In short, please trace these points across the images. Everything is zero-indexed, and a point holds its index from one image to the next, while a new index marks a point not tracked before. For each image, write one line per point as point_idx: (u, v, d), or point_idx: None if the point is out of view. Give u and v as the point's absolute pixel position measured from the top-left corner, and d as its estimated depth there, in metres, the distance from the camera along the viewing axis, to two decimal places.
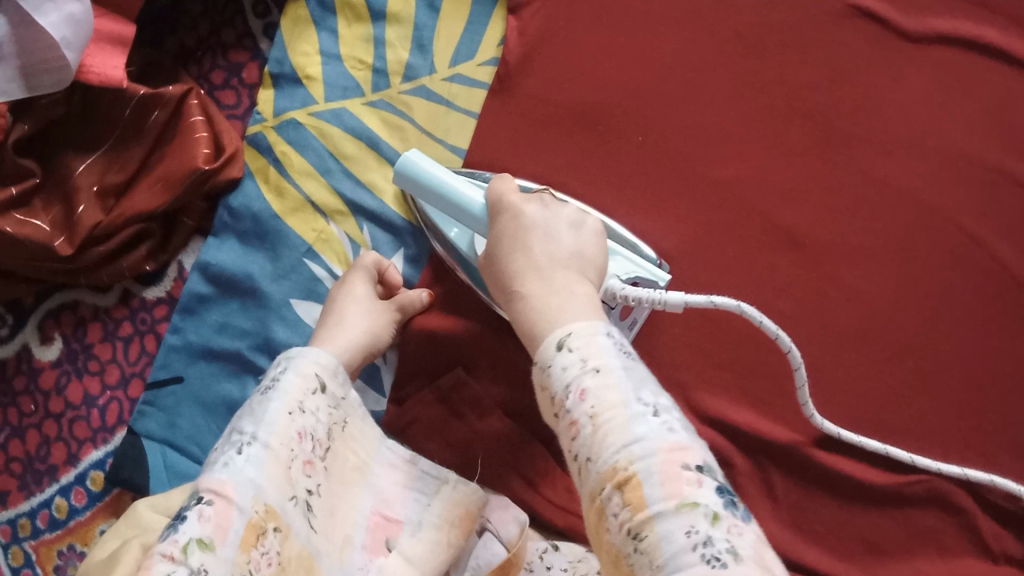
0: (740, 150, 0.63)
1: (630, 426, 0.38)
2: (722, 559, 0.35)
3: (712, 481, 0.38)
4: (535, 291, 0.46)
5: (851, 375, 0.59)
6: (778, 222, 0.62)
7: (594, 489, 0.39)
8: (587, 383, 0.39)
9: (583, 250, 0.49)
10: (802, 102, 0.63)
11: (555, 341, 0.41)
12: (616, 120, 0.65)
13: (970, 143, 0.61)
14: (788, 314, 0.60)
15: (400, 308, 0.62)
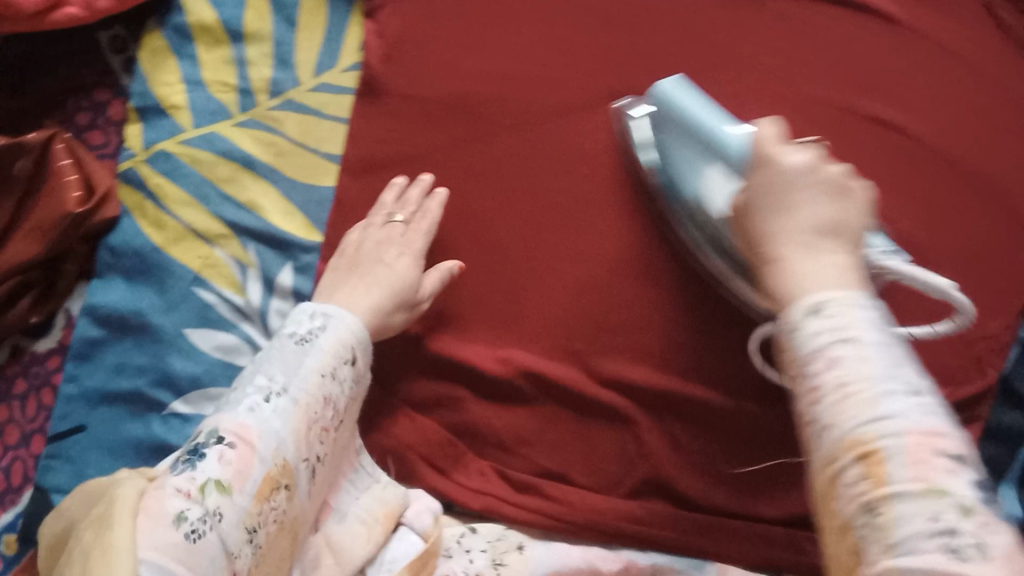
0: (604, 121, 0.65)
1: (880, 401, 0.34)
2: (965, 553, 0.31)
3: (967, 477, 0.33)
4: (795, 258, 0.40)
5: (734, 318, 0.61)
6: (651, 184, 0.64)
7: (827, 457, 0.35)
8: (838, 352, 0.35)
9: (838, 216, 0.42)
10: (655, 68, 0.65)
11: (809, 303, 0.38)
12: (485, 109, 0.66)
13: (818, 83, 0.63)
14: (670, 269, 0.63)
15: (434, 286, 0.61)
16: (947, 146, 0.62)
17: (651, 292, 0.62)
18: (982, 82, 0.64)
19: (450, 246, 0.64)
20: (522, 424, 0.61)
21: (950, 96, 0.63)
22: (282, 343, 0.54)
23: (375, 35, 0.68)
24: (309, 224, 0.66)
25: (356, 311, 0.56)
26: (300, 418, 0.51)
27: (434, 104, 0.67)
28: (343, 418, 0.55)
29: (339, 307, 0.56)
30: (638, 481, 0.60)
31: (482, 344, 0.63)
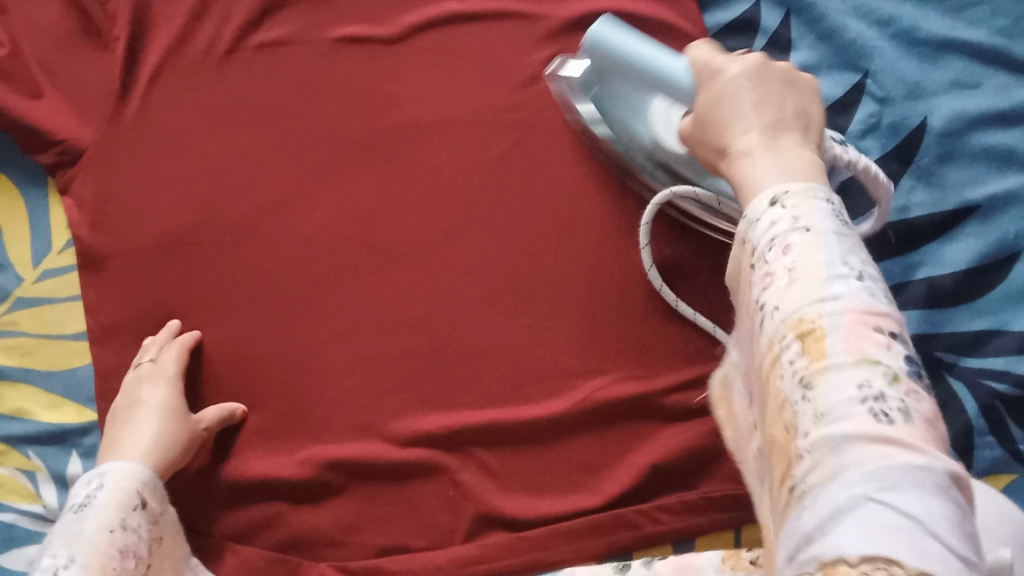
0: (314, 202, 0.66)
1: (828, 283, 0.34)
2: (891, 416, 0.30)
3: (905, 350, 0.32)
4: (755, 157, 0.40)
5: (497, 333, 0.62)
6: (376, 243, 0.65)
7: (772, 339, 0.34)
8: (793, 239, 0.35)
9: (803, 109, 0.42)
10: (340, 137, 0.67)
11: (770, 196, 0.38)
12: (202, 236, 0.66)
13: (486, 96, 0.66)
14: (425, 314, 0.63)
15: (209, 420, 0.61)
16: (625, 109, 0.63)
17: (415, 340, 0.63)
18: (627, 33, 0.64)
19: (218, 373, 0.64)
20: (343, 512, 0.61)
21: None
22: (65, 515, 0.54)
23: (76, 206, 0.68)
24: (82, 407, 0.66)
25: (131, 462, 0.56)
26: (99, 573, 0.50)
27: (152, 248, 0.66)
28: (152, 564, 0.53)
29: (113, 462, 0.56)
30: (472, 519, 0.59)
31: (279, 453, 0.62)
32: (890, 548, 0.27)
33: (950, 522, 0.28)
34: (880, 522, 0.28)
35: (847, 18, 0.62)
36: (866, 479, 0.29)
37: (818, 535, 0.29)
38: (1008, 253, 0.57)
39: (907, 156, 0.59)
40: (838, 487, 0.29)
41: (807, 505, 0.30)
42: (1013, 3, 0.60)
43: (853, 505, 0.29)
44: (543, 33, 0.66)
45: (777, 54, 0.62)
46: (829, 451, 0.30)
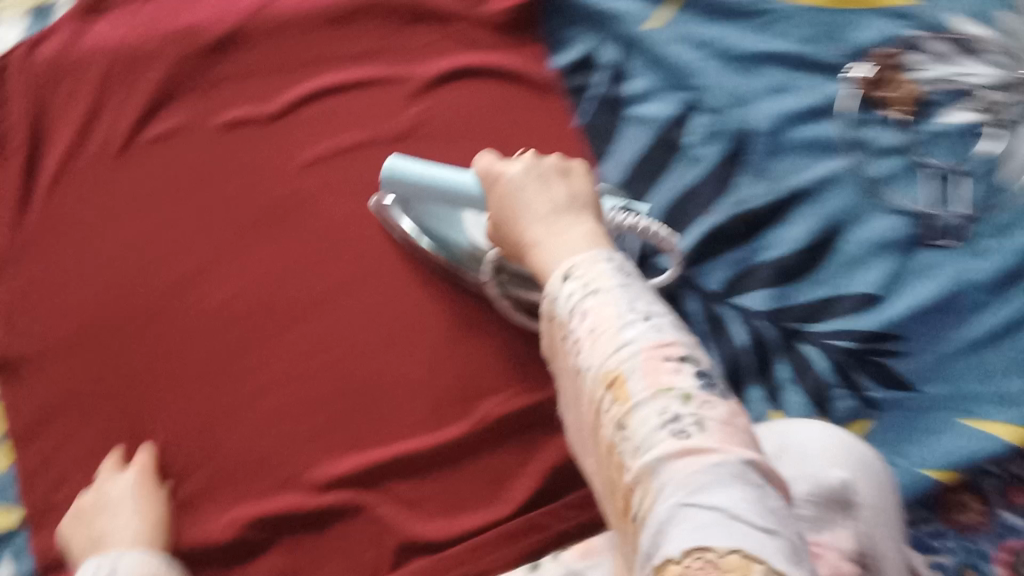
0: (219, 273, 0.69)
1: (623, 334, 0.41)
2: (688, 431, 0.37)
3: (693, 368, 0.39)
4: (545, 239, 0.51)
5: (402, 369, 0.66)
6: (281, 302, 0.68)
7: (591, 395, 0.41)
8: (587, 304, 0.43)
9: (575, 195, 0.54)
10: (238, 210, 0.70)
11: (562, 273, 0.45)
12: (114, 319, 0.69)
13: (369, 154, 0.70)
14: (334, 361, 0.67)
15: (167, 506, 0.63)
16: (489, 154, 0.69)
17: (326, 388, 0.66)
18: (488, 81, 0.70)
19: (141, 448, 0.66)
20: (272, 566, 0.62)
21: (475, 109, 0.70)
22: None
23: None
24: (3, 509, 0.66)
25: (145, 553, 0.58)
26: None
27: (67, 341, 0.69)
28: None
29: (120, 553, 0.57)
30: (394, 551, 0.61)
31: (205, 519, 0.63)
32: (707, 541, 0.33)
33: (759, 504, 0.35)
34: (697, 522, 0.34)
35: (673, 46, 0.69)
36: (679, 491, 0.35)
37: (652, 550, 0.34)
38: (836, 228, 0.64)
39: (740, 157, 0.66)
40: (661, 502, 0.35)
41: (648, 524, 0.36)
42: (813, 13, 0.67)
43: (671, 515, 0.35)
44: (413, 92, 0.70)
45: (617, 85, 0.69)
46: (651, 477, 0.37)
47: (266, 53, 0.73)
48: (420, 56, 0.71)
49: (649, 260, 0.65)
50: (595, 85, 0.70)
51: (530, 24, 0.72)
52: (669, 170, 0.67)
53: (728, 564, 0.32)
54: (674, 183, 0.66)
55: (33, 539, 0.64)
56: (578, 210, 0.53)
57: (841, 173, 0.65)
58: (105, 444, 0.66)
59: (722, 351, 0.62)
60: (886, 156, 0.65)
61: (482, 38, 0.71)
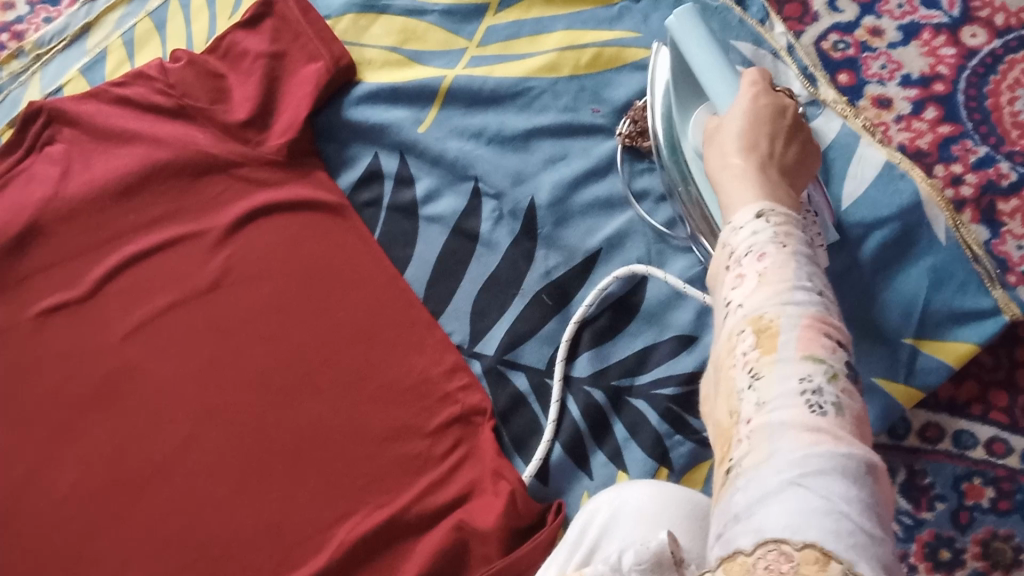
0: (57, 464, 0.69)
1: (795, 291, 0.38)
2: (827, 408, 0.34)
3: (846, 355, 0.37)
4: (726, 190, 0.46)
5: (255, 514, 0.65)
6: (123, 479, 0.68)
7: (728, 330, 0.39)
8: (766, 249, 0.40)
9: (763, 142, 0.47)
10: (65, 397, 0.70)
11: (756, 209, 0.42)
12: None
13: (184, 312, 0.71)
14: (185, 524, 0.66)
15: None
16: (296, 283, 0.70)
17: (180, 554, 0.64)
18: (282, 212, 0.72)
19: None
20: None
21: (276, 244, 0.71)
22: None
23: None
24: None
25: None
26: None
27: None
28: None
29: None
30: None
31: None
32: (804, 528, 0.31)
33: (868, 506, 0.32)
34: (804, 504, 0.32)
35: (447, 141, 0.71)
36: (792, 466, 0.33)
37: (744, 513, 0.33)
38: (638, 280, 0.64)
39: (533, 232, 0.67)
40: (768, 470, 0.33)
41: (740, 487, 0.34)
42: (569, 81, 0.70)
43: (778, 487, 0.32)
44: (214, 241, 0.72)
45: (405, 189, 0.72)
46: (768, 438, 0.34)
47: (63, 240, 0.73)
48: (214, 206, 0.73)
49: (474, 351, 0.66)
50: (385, 194, 0.72)
51: (313, 148, 0.74)
52: (472, 260, 0.69)
53: (804, 559, 0.30)
54: (478, 272, 0.68)
55: None
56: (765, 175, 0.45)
57: (631, 225, 0.65)
58: None
59: (560, 426, 0.63)
60: (665, 201, 0.65)
61: (269, 174, 0.73)
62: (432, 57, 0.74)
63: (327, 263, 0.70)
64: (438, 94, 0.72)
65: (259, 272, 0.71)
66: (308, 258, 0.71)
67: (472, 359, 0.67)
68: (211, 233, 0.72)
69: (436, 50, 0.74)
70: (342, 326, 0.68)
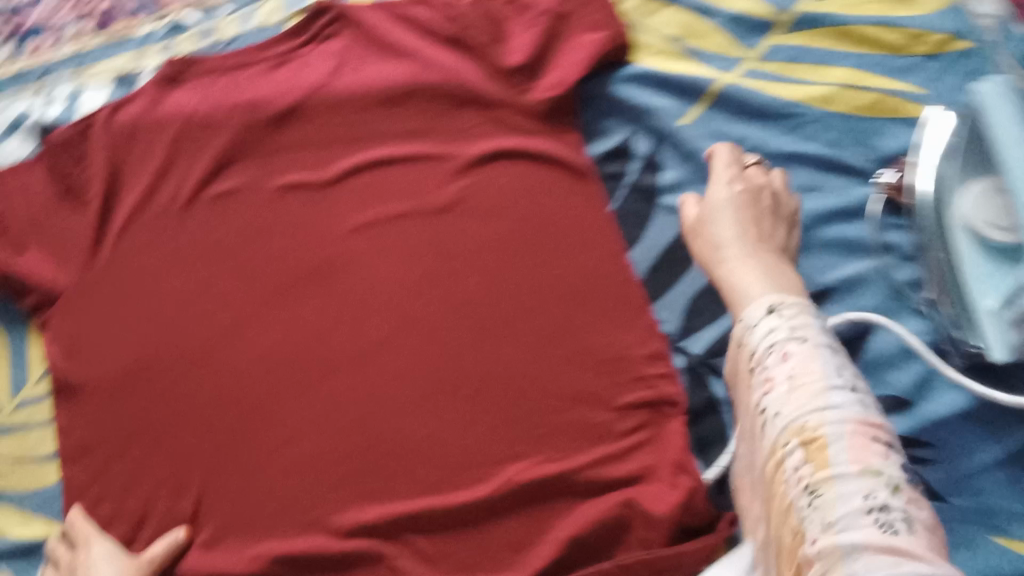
0: (263, 325, 0.74)
1: (829, 394, 0.45)
2: (894, 526, 0.40)
3: (898, 457, 0.43)
4: (741, 268, 0.56)
5: (431, 428, 0.69)
6: (318, 356, 0.73)
7: (774, 443, 0.46)
8: (789, 347, 0.48)
9: (749, 231, 0.60)
10: (288, 268, 0.76)
11: (766, 306, 0.51)
12: (168, 356, 0.74)
13: (412, 222, 0.75)
14: (365, 415, 0.70)
15: (156, 556, 0.66)
16: (524, 227, 0.74)
17: (355, 441, 0.69)
18: (528, 158, 0.75)
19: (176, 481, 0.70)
20: None
21: (516, 190, 0.75)
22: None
23: (54, 340, 0.76)
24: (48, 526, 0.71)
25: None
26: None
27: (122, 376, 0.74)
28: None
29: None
30: None
31: (230, 552, 0.68)
32: None
33: None
34: None
35: (704, 142, 0.73)
36: None
37: None
38: (863, 330, 0.65)
39: None
40: None
41: None
42: (843, 117, 0.70)
43: None
44: (457, 168, 0.76)
45: (650, 174, 0.74)
46: (843, 560, 0.40)
47: (322, 127, 0.79)
48: (464, 136, 0.76)
49: (680, 347, 0.68)
50: (629, 173, 0.74)
51: (572, 111, 0.76)
52: (699, 259, 0.70)
53: None
54: (702, 274, 0.70)
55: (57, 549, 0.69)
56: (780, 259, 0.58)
57: (871, 274, 0.66)
58: (148, 470, 0.71)
59: None
60: (911, 262, 0.65)
61: (527, 122, 0.76)
62: (710, 58, 0.75)
63: (559, 222, 0.73)
64: (707, 93, 0.73)
65: (492, 209, 0.74)
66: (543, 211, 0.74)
67: (678, 356, 0.68)
68: (458, 159, 0.76)
69: (714, 52, 0.75)
70: (558, 283, 0.71)
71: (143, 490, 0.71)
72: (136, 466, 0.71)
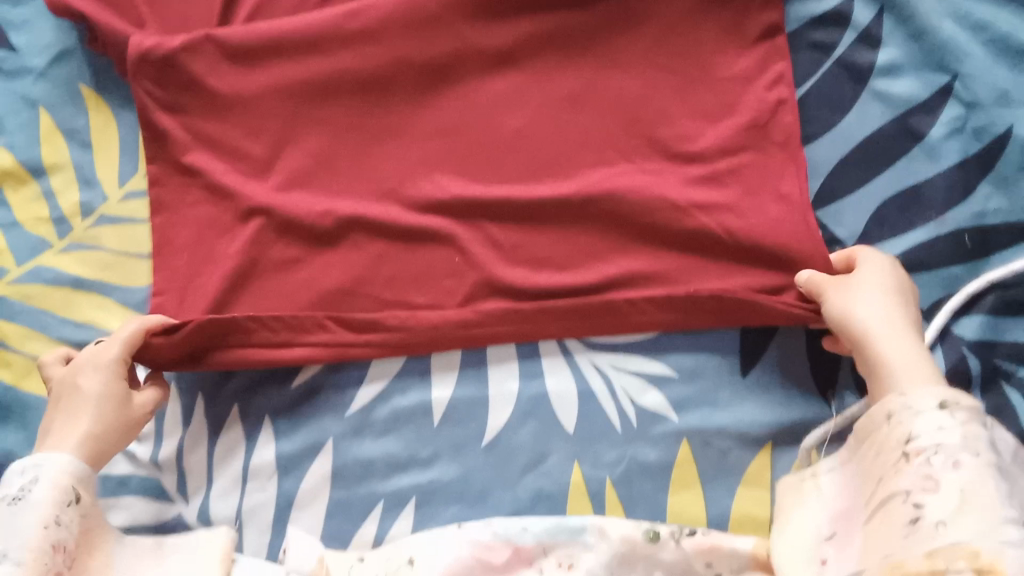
0: (405, 140, 0.70)
1: (1006, 526, 0.45)
2: None
3: None
4: (880, 346, 0.55)
5: (568, 286, 0.65)
6: (451, 189, 0.68)
7: (936, 551, 0.45)
8: (961, 458, 0.48)
9: (898, 294, 0.57)
10: (431, 87, 0.71)
11: (939, 399, 0.50)
12: (296, 158, 0.70)
13: (555, 79, 0.70)
14: (497, 263, 0.66)
15: (144, 408, 0.63)
16: (683, 95, 0.68)
17: (479, 289, 0.66)
18: (706, 18, 0.68)
19: (289, 296, 0.67)
20: (393, 441, 0.65)
21: (682, 55, 0.68)
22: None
23: (180, 126, 0.70)
24: None
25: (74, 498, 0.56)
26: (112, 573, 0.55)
27: (247, 169, 0.70)
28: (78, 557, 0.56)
29: (44, 458, 0.57)
30: (512, 468, 0.63)
31: (340, 375, 0.67)
32: None
33: None
34: None
35: (942, 21, 0.64)
36: None
37: None
38: None
39: (987, 167, 0.61)
40: None
41: None
42: None
43: None
44: (622, 9, 0.70)
45: (866, 50, 0.66)
46: None
47: None
48: None
49: None
50: (840, 44, 0.67)
51: None
52: (902, 159, 0.63)
53: None
54: (904, 176, 0.62)
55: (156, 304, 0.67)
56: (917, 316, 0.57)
57: None
58: (263, 277, 0.68)
59: None
60: None
61: None
62: None
63: (738, 94, 0.67)
64: None
65: (647, 69, 0.69)
66: (718, 84, 0.67)
67: None
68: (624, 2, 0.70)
69: None
70: (725, 161, 0.65)
71: (257, 300, 0.67)
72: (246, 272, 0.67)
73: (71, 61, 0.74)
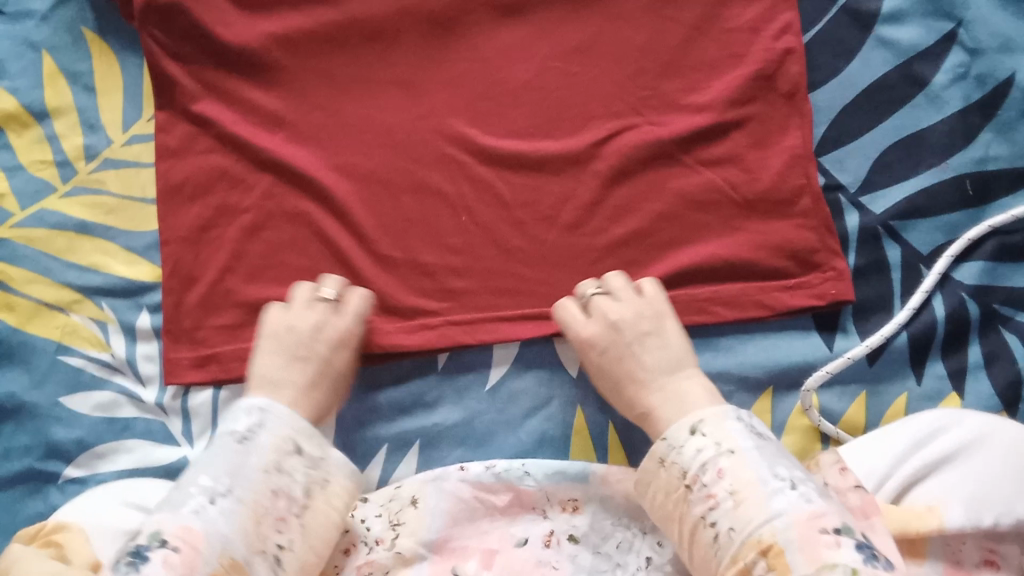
0: (415, 85, 0.70)
1: (772, 501, 0.48)
2: None
3: (850, 541, 0.45)
4: (657, 408, 0.56)
5: (575, 230, 0.66)
6: (462, 133, 0.68)
7: (737, 555, 0.47)
8: (722, 463, 0.50)
9: (634, 340, 0.59)
10: (440, 32, 0.70)
11: (689, 425, 0.53)
12: (305, 103, 0.70)
13: (564, 25, 0.70)
14: (505, 207, 0.67)
15: (341, 339, 0.63)
16: (691, 42, 0.68)
17: (485, 235, 0.66)
18: None
19: (300, 241, 0.67)
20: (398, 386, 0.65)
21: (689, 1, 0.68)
22: (223, 438, 0.54)
23: (188, 76, 0.70)
24: (152, 267, 0.69)
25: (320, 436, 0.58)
26: (224, 562, 0.47)
27: (257, 111, 0.70)
28: (309, 504, 0.54)
29: (270, 400, 0.57)
30: (517, 411, 0.64)
31: None
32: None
33: None
34: None
35: None
36: None
37: None
38: None
39: (988, 112, 0.64)
40: None
41: None
42: None
43: None
44: None
45: None
46: None
47: None
48: None
49: (858, 202, 0.64)
50: None
51: None
52: (906, 106, 0.65)
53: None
54: (908, 123, 0.65)
55: (167, 247, 0.68)
56: (656, 339, 0.59)
57: None
58: (274, 221, 0.68)
59: (915, 318, 0.61)
60: None
61: None
62: None
63: (746, 44, 0.67)
64: None
65: (656, 15, 0.68)
66: (725, 33, 0.67)
67: (849, 207, 0.64)
68: None
69: None
70: (732, 109, 0.65)
71: (264, 243, 0.67)
72: (259, 217, 0.68)
73: (74, 2, 0.73)
